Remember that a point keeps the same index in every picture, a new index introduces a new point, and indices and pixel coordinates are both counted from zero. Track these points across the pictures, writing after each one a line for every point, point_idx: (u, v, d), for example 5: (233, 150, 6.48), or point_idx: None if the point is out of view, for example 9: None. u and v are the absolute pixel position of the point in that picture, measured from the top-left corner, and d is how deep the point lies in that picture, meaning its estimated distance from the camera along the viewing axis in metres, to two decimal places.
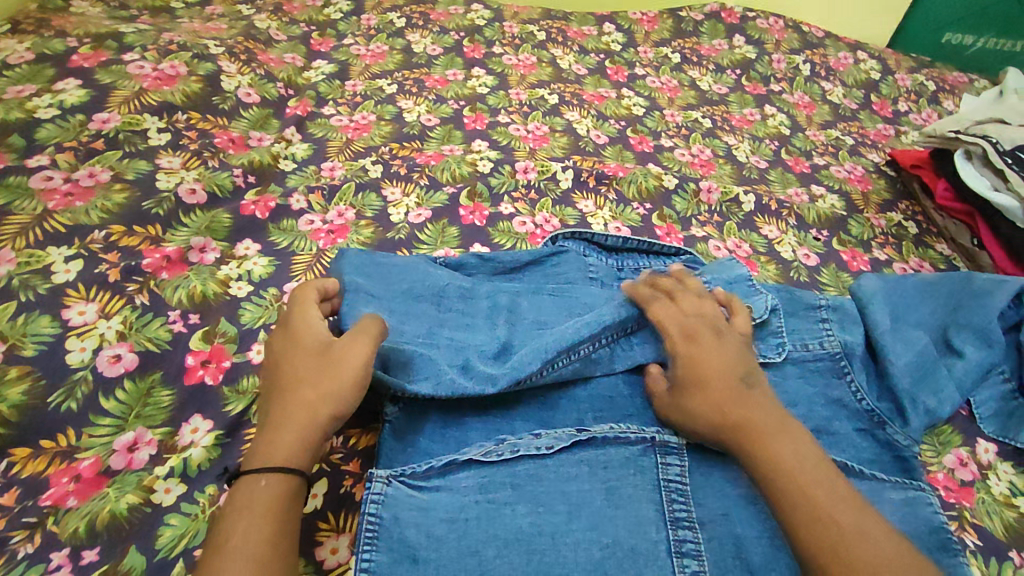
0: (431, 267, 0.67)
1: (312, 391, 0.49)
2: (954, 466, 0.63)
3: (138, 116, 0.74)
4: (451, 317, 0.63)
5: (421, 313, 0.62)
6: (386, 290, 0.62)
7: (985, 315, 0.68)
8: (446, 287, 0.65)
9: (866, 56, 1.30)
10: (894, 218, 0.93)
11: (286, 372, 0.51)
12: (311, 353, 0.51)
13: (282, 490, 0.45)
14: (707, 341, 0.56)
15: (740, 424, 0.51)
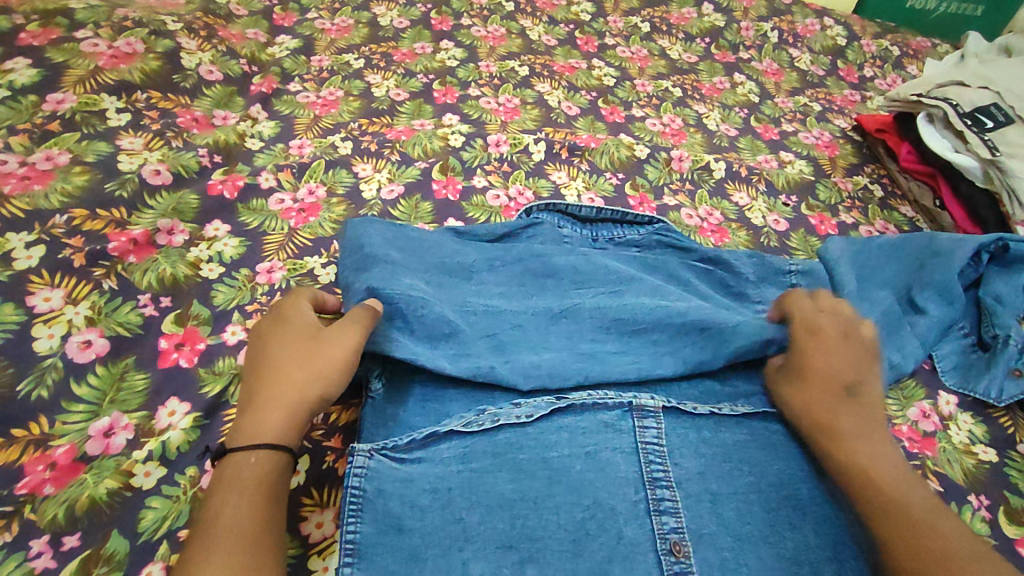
0: (437, 241, 0.67)
1: (300, 369, 0.50)
2: (918, 418, 0.66)
3: (95, 97, 0.72)
4: (484, 289, 0.65)
5: (456, 287, 0.64)
6: (421, 265, 0.64)
7: (947, 272, 0.71)
8: (473, 264, 0.67)
9: (832, 22, 1.31)
10: (860, 181, 0.95)
11: (278, 355, 0.51)
12: (301, 339, 0.52)
13: (270, 467, 0.45)
14: (831, 339, 0.60)
15: (828, 423, 0.55)
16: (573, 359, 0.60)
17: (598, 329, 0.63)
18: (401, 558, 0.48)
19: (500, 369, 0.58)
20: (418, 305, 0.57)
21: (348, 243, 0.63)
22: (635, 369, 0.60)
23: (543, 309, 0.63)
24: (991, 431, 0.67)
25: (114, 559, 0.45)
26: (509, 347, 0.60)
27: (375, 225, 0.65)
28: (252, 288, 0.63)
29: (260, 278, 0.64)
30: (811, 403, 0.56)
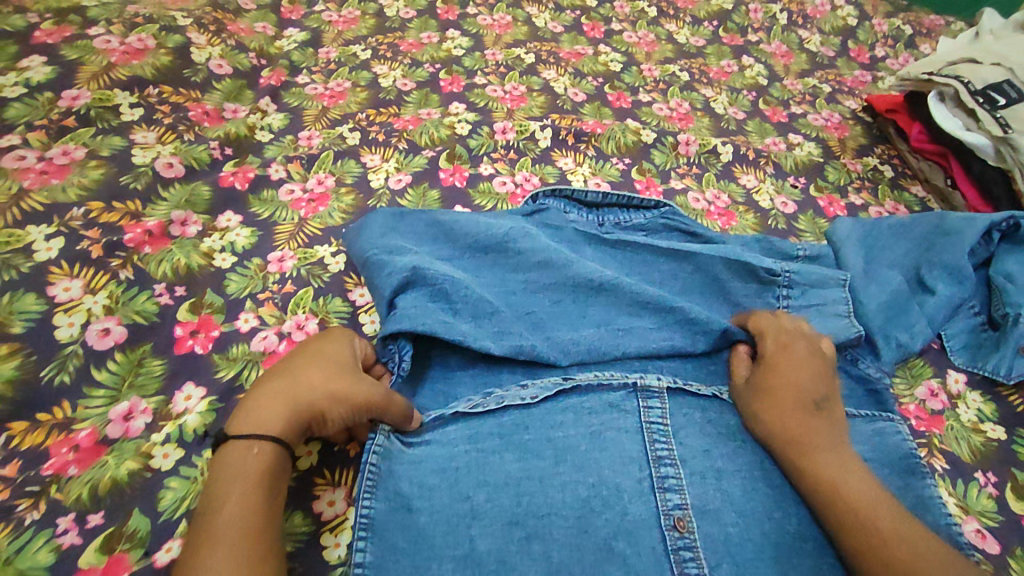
0: (468, 218, 0.68)
1: (320, 377, 0.51)
2: (926, 397, 0.66)
3: (108, 93, 0.74)
4: (521, 263, 0.66)
5: (491, 264, 0.66)
6: (455, 249, 0.67)
7: (956, 252, 0.71)
8: (508, 234, 0.67)
9: (842, 2, 1.29)
10: (869, 162, 0.95)
11: (301, 360, 0.52)
12: (343, 367, 0.53)
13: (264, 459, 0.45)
14: (798, 353, 0.60)
15: (799, 441, 0.54)
16: (609, 335, 0.62)
17: (637, 303, 0.64)
18: (410, 536, 0.49)
19: (542, 347, 0.60)
20: (445, 288, 0.60)
21: (360, 230, 0.67)
22: (668, 346, 0.62)
23: (583, 281, 0.64)
24: (1000, 409, 0.66)
25: (136, 536, 0.47)
26: (548, 324, 0.63)
27: (385, 218, 0.67)
28: (264, 277, 0.65)
29: (271, 267, 0.65)
30: (781, 418, 0.56)
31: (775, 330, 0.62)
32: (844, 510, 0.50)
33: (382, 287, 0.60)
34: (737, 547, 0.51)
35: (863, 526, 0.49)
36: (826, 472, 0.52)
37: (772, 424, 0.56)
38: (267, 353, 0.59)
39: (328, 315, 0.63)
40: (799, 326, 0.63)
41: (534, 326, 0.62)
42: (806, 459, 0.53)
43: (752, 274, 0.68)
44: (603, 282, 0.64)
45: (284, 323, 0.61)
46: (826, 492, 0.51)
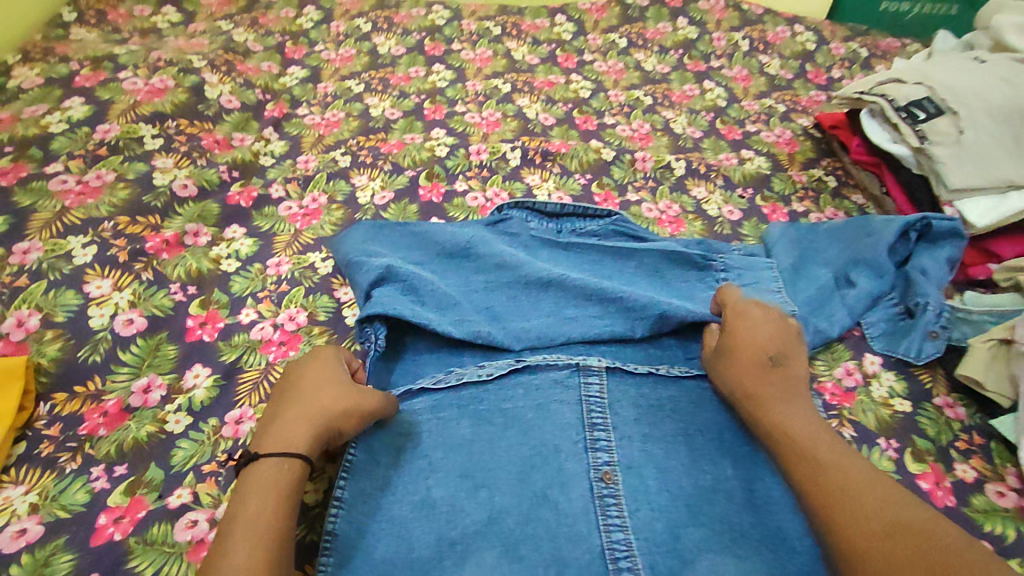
0: (438, 229, 0.79)
1: (331, 396, 0.58)
2: (843, 376, 0.75)
3: (134, 126, 0.87)
4: (483, 264, 0.76)
5: (457, 267, 0.77)
6: (426, 255, 0.77)
7: (876, 250, 0.80)
8: (471, 241, 0.78)
9: (802, 29, 1.39)
10: (815, 174, 1.04)
11: (309, 380, 0.60)
12: (343, 384, 0.60)
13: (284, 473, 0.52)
14: (756, 321, 0.68)
15: (756, 396, 0.62)
16: (555, 324, 0.72)
17: (583, 295, 0.74)
18: (377, 484, 0.59)
19: (496, 334, 0.70)
20: (415, 284, 0.71)
21: (342, 236, 0.77)
22: (609, 332, 0.71)
23: (534, 278, 0.74)
24: (911, 386, 0.74)
25: (152, 483, 0.57)
26: (504, 315, 0.73)
27: (364, 230, 0.78)
28: (263, 278, 0.76)
29: (270, 271, 0.76)
30: (742, 382, 0.64)
31: (737, 304, 0.70)
32: (793, 449, 0.57)
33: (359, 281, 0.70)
34: (655, 495, 0.61)
35: (807, 458, 0.56)
36: (779, 418, 0.60)
37: (733, 379, 0.65)
38: (263, 340, 0.69)
39: (316, 309, 0.73)
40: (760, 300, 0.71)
41: (493, 317, 0.72)
42: (762, 409, 0.62)
43: (689, 264, 0.80)
44: (552, 278, 0.74)
45: (278, 315, 0.72)
46: (779, 435, 0.59)
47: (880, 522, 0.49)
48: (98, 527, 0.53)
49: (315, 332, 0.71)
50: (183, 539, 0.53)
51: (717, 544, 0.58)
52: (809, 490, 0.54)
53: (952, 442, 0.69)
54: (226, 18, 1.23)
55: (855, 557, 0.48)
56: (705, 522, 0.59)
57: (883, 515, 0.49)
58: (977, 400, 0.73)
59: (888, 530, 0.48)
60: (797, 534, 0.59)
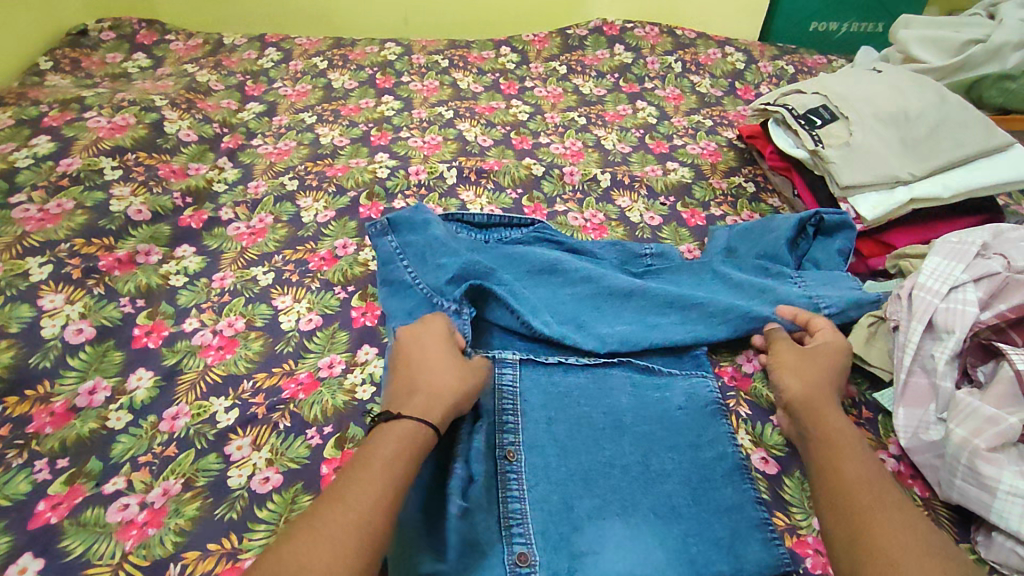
0: (523, 251, 0.86)
1: (459, 380, 0.63)
2: (744, 362, 0.79)
3: (96, 159, 0.95)
4: (566, 279, 0.83)
5: (543, 282, 0.83)
6: (515, 271, 0.84)
7: (776, 244, 0.87)
8: (555, 260, 0.85)
9: (732, 50, 1.49)
10: (735, 181, 1.11)
11: (433, 358, 0.65)
12: (458, 363, 0.66)
13: (416, 433, 0.56)
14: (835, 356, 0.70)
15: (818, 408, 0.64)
16: (641, 330, 0.77)
17: (664, 304, 0.79)
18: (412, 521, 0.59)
19: (581, 344, 0.76)
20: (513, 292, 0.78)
21: (422, 225, 0.84)
22: (692, 335, 0.77)
23: (617, 290, 0.81)
24: None
25: (91, 473, 0.63)
26: (589, 324, 0.79)
27: (437, 237, 0.82)
28: (208, 291, 0.83)
29: (214, 284, 0.83)
30: (823, 386, 0.67)
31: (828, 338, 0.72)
32: (852, 460, 0.58)
33: (456, 272, 0.77)
34: (554, 470, 0.65)
35: (866, 472, 0.56)
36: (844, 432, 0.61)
37: (809, 384, 0.67)
38: (203, 345, 0.76)
39: (254, 316, 0.80)
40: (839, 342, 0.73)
41: (570, 324, 0.79)
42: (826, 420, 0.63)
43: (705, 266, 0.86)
44: (633, 290, 0.81)
45: (215, 323, 0.78)
46: (843, 446, 0.59)
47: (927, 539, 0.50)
48: (36, 513, 0.59)
49: (251, 337, 0.77)
50: (114, 520, 0.59)
51: (609, 511, 0.62)
52: (859, 496, 0.54)
53: None
54: (192, 61, 1.33)
55: (882, 553, 0.49)
56: (599, 493, 0.63)
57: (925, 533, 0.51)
58: (869, 377, 0.76)
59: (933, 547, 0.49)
60: (685, 502, 0.63)
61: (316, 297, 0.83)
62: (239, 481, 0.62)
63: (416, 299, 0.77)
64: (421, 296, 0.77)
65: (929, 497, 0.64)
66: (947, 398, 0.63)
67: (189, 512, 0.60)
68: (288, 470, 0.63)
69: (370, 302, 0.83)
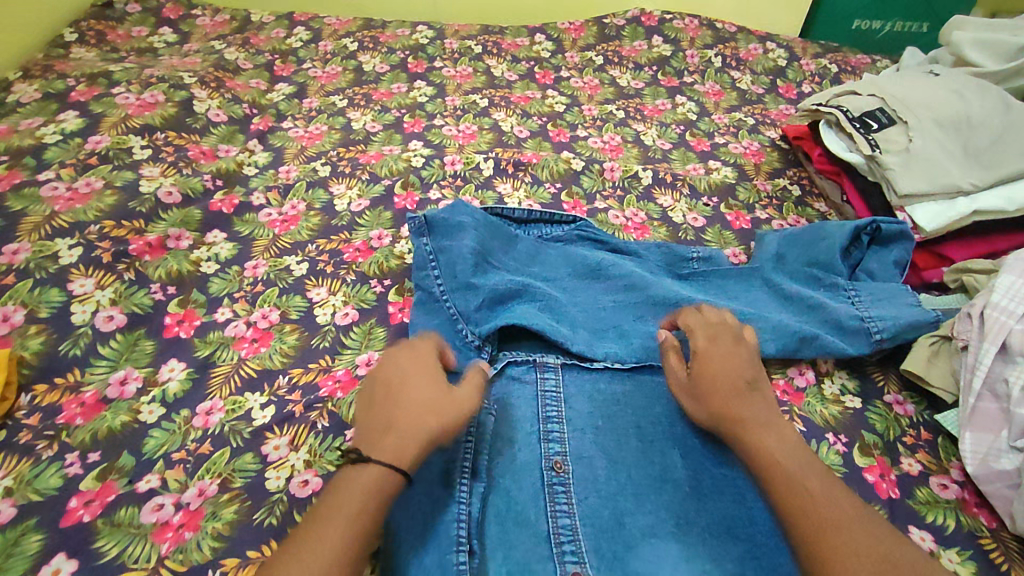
0: (566, 254, 0.84)
1: (440, 414, 0.56)
2: (795, 376, 0.74)
3: (124, 138, 0.92)
4: (610, 284, 0.80)
5: (585, 287, 0.81)
6: (558, 273, 0.82)
7: (830, 252, 0.83)
8: (599, 263, 0.82)
9: (774, 46, 1.44)
10: (779, 183, 1.08)
11: (417, 384, 0.58)
12: (437, 392, 0.58)
13: (387, 480, 0.51)
14: (725, 345, 0.65)
15: (739, 418, 0.59)
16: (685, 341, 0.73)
17: None
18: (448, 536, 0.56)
19: (622, 352, 0.74)
20: (548, 302, 0.76)
21: (458, 230, 0.78)
22: None
23: (662, 298, 0.77)
24: (862, 384, 0.74)
25: (123, 468, 0.60)
26: (631, 332, 0.76)
27: (466, 241, 0.77)
28: (240, 279, 0.80)
29: (247, 272, 0.80)
30: (724, 391, 0.61)
31: (707, 329, 0.67)
32: (786, 480, 0.54)
33: (483, 288, 0.74)
34: (603, 484, 0.62)
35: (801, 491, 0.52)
36: (766, 442, 0.57)
37: (714, 402, 0.61)
38: (237, 337, 0.73)
39: (289, 308, 0.77)
40: (722, 318, 0.69)
41: (616, 337, 0.75)
42: (748, 431, 0.58)
43: (752, 275, 0.82)
44: (679, 300, 0.77)
45: (249, 315, 0.75)
46: (771, 467, 0.55)
47: (875, 560, 0.48)
48: (69, 510, 0.57)
49: (286, 329, 0.74)
50: (149, 520, 0.56)
51: (662, 530, 0.58)
52: (801, 525, 0.51)
53: (900, 437, 0.69)
54: (219, 37, 1.29)
55: None
56: (651, 509, 0.60)
57: (875, 552, 0.48)
58: (926, 397, 0.73)
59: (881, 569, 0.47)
60: (740, 522, 0.60)
61: (352, 290, 0.80)
62: (277, 483, 0.60)
63: (437, 319, 0.74)
64: (443, 316, 0.74)
65: (996, 528, 0.62)
66: (1021, 426, 0.60)
67: (226, 515, 0.57)
68: (327, 474, 0.61)
69: (406, 297, 0.80)
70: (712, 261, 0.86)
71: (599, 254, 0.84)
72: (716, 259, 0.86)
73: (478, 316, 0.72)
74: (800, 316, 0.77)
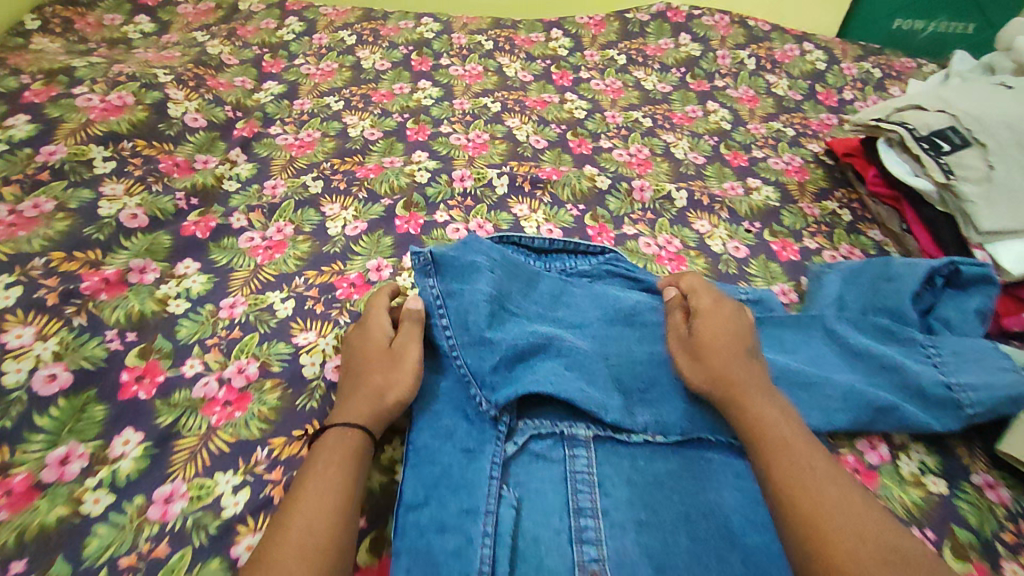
0: (596, 294, 0.73)
1: (390, 374, 0.60)
2: (865, 449, 0.66)
3: (83, 147, 0.78)
4: (647, 333, 0.69)
5: (618, 334, 0.69)
6: (586, 318, 0.70)
7: (898, 297, 0.73)
8: (635, 308, 0.71)
9: (812, 47, 1.32)
10: (828, 207, 0.96)
11: (369, 356, 0.63)
12: (386, 356, 0.62)
13: (351, 442, 0.55)
14: (726, 310, 0.65)
15: (737, 383, 0.58)
16: None
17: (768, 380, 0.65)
18: None
19: (666, 418, 0.63)
20: (575, 359, 0.64)
21: (472, 271, 0.67)
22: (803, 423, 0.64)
23: None
24: (945, 460, 0.65)
25: None
26: (674, 394, 0.64)
27: (482, 282, 0.66)
28: (214, 321, 0.70)
29: (222, 313, 0.71)
30: (723, 351, 0.61)
31: (709, 294, 0.68)
32: (786, 452, 0.52)
33: (502, 345, 0.63)
34: None
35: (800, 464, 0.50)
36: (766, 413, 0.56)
37: (716, 362, 0.60)
38: (206, 398, 0.63)
39: (270, 358, 0.67)
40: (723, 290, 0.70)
41: (658, 398, 0.64)
42: (745, 396, 0.57)
43: (810, 326, 0.72)
44: None
45: (220, 371, 0.65)
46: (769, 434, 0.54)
47: (880, 548, 0.44)
48: None
49: (266, 386, 0.65)
50: None
51: None
52: (798, 496, 0.48)
53: (995, 533, 0.59)
54: (202, 27, 1.15)
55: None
56: None
57: (880, 539, 0.44)
58: (1021, 480, 0.64)
59: (886, 558, 0.43)
60: None
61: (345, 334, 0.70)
62: None
63: (447, 380, 0.63)
64: (454, 376, 0.63)
65: None
66: None
67: None
68: None
69: None
70: (764, 306, 0.75)
71: (634, 295, 0.73)
72: (769, 304, 0.75)
73: (494, 378, 0.61)
74: (869, 378, 0.67)
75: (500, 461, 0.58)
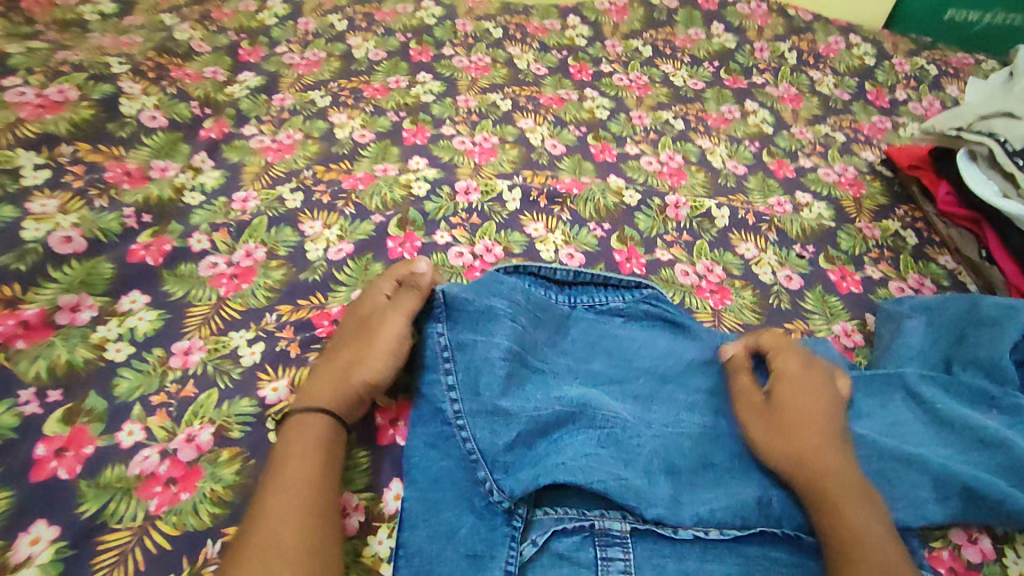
0: (636, 347, 0.61)
1: (366, 349, 0.55)
2: (963, 543, 0.54)
3: (9, 153, 0.65)
4: (698, 400, 0.57)
5: (665, 398, 0.57)
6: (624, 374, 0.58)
7: (993, 347, 0.59)
8: (680, 371, 0.59)
9: (858, 40, 1.17)
10: (890, 227, 0.83)
11: (348, 333, 0.58)
12: (363, 330, 0.57)
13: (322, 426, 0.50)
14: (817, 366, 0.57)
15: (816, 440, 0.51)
16: None
17: None
18: None
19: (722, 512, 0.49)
20: (612, 433, 0.51)
21: (488, 319, 0.56)
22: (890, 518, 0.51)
23: None
24: None
25: None
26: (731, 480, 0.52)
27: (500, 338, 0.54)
28: (162, 372, 0.57)
29: (173, 362, 0.58)
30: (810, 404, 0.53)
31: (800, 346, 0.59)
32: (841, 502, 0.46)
33: (523, 418, 0.51)
34: None
35: (859, 532, 0.45)
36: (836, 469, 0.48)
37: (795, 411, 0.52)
38: (144, 477, 0.51)
39: (229, 421, 0.55)
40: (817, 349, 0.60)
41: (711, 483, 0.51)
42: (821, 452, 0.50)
43: (890, 382, 0.59)
44: None
45: (165, 441, 0.53)
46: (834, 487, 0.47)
47: None
48: None
49: (222, 459, 0.52)
50: None
51: None
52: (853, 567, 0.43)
53: None
54: (171, 8, 1.01)
55: None
56: None
57: None
58: None
59: None
60: None
61: None
62: None
63: (451, 457, 0.51)
64: (458, 454, 0.51)
65: None
66: None
67: None
68: None
69: (401, 402, 0.58)
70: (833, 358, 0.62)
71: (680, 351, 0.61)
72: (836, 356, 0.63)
73: (511, 458, 0.49)
74: (966, 455, 0.55)
75: (515, 571, 0.46)
